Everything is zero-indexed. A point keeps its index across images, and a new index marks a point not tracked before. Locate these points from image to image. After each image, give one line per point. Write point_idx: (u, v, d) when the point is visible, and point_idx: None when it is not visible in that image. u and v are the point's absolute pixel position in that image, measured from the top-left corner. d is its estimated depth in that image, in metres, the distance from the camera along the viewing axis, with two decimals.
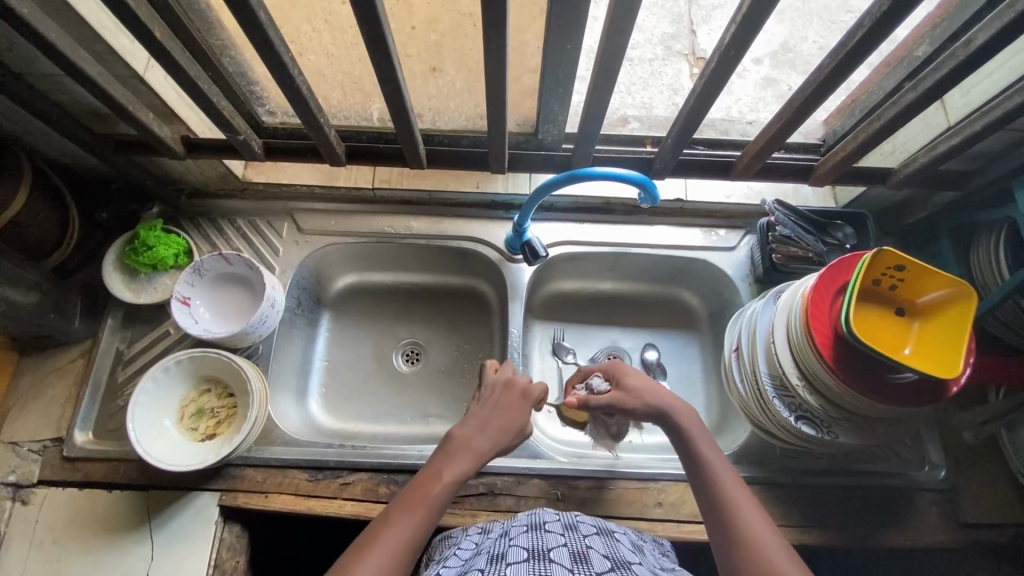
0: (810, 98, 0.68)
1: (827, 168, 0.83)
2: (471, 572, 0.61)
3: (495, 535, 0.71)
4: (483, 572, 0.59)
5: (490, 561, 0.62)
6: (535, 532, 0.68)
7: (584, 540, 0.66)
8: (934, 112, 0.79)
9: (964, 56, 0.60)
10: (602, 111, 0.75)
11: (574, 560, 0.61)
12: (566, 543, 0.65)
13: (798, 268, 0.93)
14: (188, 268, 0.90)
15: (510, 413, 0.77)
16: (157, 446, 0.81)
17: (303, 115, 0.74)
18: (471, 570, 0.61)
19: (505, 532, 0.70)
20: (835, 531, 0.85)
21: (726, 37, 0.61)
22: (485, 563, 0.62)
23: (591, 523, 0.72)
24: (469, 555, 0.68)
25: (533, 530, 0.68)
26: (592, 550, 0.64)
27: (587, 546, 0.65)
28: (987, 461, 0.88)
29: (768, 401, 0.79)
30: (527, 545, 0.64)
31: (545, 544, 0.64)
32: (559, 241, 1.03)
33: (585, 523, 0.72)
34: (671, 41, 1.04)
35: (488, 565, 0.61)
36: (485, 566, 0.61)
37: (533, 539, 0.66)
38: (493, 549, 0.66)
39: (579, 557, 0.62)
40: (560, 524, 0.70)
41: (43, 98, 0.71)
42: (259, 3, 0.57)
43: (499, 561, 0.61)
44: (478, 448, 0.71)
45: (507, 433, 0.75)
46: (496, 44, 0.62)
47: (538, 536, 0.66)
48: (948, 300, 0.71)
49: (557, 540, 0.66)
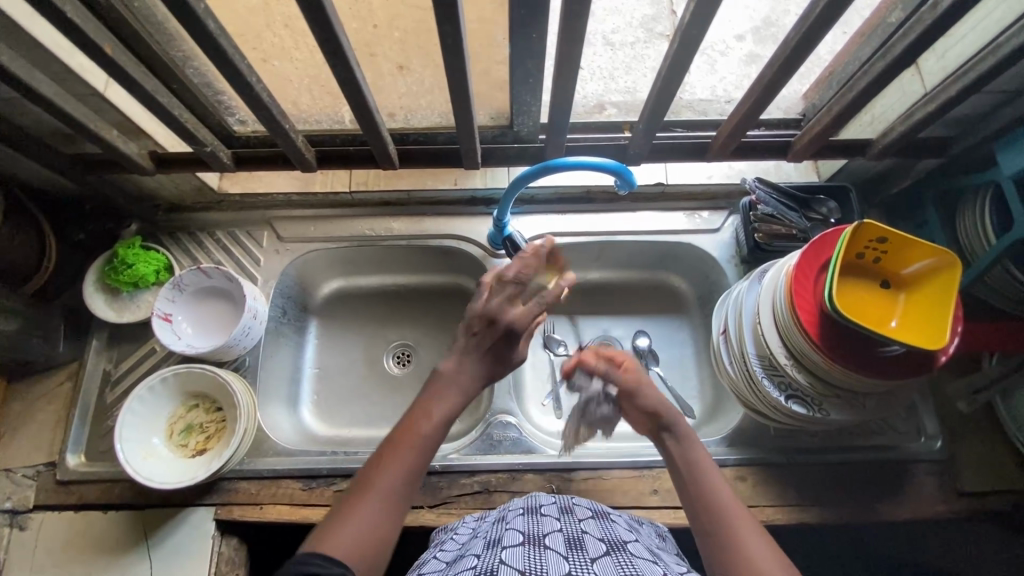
0: (779, 72, 0.67)
1: (805, 143, 0.82)
2: (465, 558, 0.61)
3: (491, 521, 0.71)
4: (478, 557, 0.59)
5: (486, 547, 0.61)
6: (531, 516, 0.68)
7: (579, 524, 0.66)
8: (910, 78, 0.78)
9: (932, 19, 0.59)
10: (571, 100, 0.74)
11: (569, 545, 0.60)
12: (562, 528, 0.65)
13: (781, 246, 0.91)
14: (167, 284, 0.89)
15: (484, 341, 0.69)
16: (147, 466, 0.81)
17: (269, 124, 0.73)
18: (467, 555, 0.61)
19: (501, 518, 0.70)
20: (835, 508, 0.84)
21: (687, 17, 0.60)
22: (481, 549, 0.62)
23: (587, 506, 0.72)
24: (465, 542, 0.68)
25: (529, 514, 0.69)
26: (587, 535, 0.64)
27: (582, 530, 0.65)
28: (984, 428, 0.88)
29: (757, 381, 0.79)
30: (523, 530, 0.64)
31: (540, 529, 0.64)
32: (541, 234, 1.01)
33: (581, 506, 0.72)
34: (651, 23, 1.00)
35: (485, 550, 0.61)
36: (481, 551, 0.61)
37: (529, 523, 0.66)
38: (489, 535, 0.66)
39: (575, 542, 0.61)
40: (555, 507, 0.71)
41: (3, 122, 0.70)
42: (208, 12, 0.56)
43: (495, 546, 0.61)
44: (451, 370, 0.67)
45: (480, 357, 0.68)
46: (454, 39, 0.60)
47: (534, 521, 0.66)
48: (934, 270, 0.70)
49: (552, 525, 0.65)
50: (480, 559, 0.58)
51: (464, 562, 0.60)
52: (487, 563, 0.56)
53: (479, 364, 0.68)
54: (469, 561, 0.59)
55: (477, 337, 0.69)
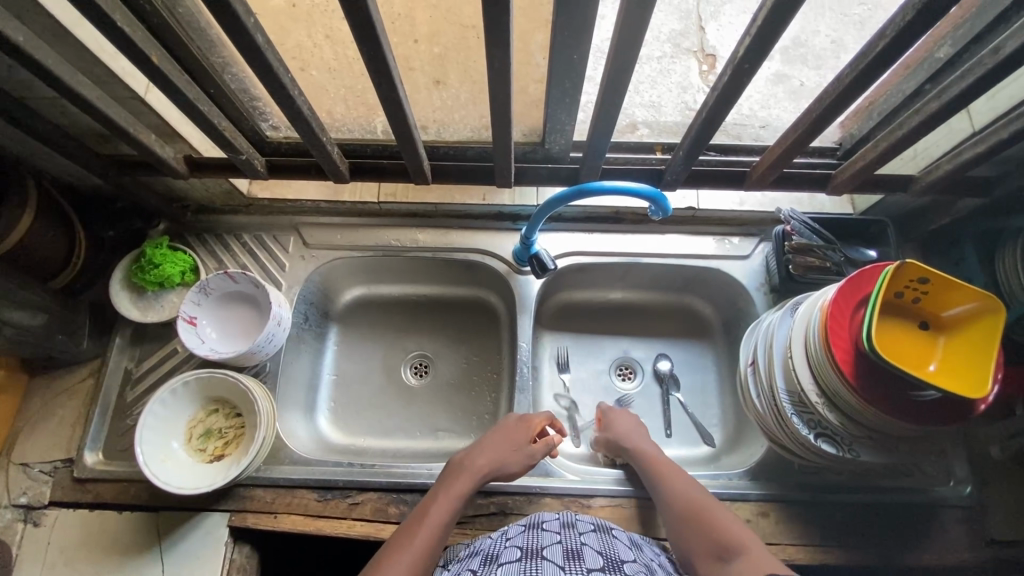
0: (829, 108, 0.65)
1: (846, 176, 0.80)
2: (464, 574, 0.64)
3: (496, 535, 0.72)
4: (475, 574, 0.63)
5: (483, 563, 0.64)
6: (532, 531, 0.69)
7: (579, 537, 0.67)
8: (958, 116, 0.76)
9: (994, 62, 0.57)
10: (611, 124, 0.73)
11: (567, 556, 0.62)
12: (562, 540, 0.66)
13: (815, 278, 0.90)
14: (194, 287, 0.89)
15: (518, 446, 0.79)
16: (165, 469, 0.81)
17: (306, 135, 0.72)
18: (466, 571, 0.64)
19: (503, 531, 0.71)
20: (858, 549, 0.82)
21: (740, 48, 0.59)
22: (479, 564, 0.65)
23: (588, 520, 0.71)
24: (468, 554, 0.70)
25: (529, 530, 0.69)
26: (586, 547, 0.64)
27: (581, 543, 0.65)
28: (1016, 476, 0.85)
29: (786, 417, 0.77)
30: (522, 545, 0.66)
31: (539, 542, 0.65)
32: (568, 252, 1.01)
33: (583, 521, 0.71)
34: (679, 37, 0.89)
35: (481, 566, 0.64)
36: (478, 568, 0.64)
37: (529, 537, 0.67)
38: (489, 549, 0.68)
39: (573, 554, 0.63)
40: (558, 523, 0.70)
41: (44, 122, 0.71)
42: (257, 26, 0.56)
43: (492, 563, 0.64)
44: (479, 466, 0.76)
45: (505, 456, 0.78)
46: (499, 60, 0.60)
47: (534, 535, 0.67)
48: (976, 315, 0.68)
49: (552, 538, 0.67)
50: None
51: None
52: None
53: (494, 459, 0.77)
54: None
55: (498, 435, 0.80)
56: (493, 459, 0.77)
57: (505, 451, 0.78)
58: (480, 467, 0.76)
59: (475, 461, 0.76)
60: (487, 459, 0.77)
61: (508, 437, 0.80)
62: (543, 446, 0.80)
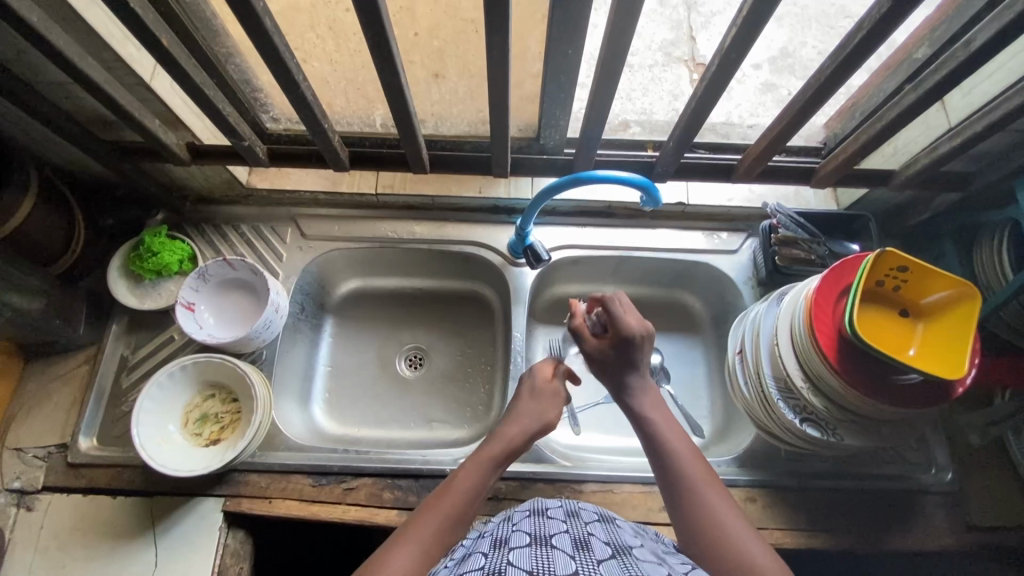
0: (810, 101, 0.69)
1: (828, 170, 0.84)
2: (472, 557, 0.61)
3: (496, 521, 0.72)
4: (484, 555, 0.59)
5: (492, 546, 0.61)
6: (537, 518, 0.68)
7: (585, 527, 0.66)
8: (935, 113, 0.80)
9: (965, 56, 0.61)
10: (603, 116, 0.76)
11: (575, 546, 0.61)
12: (568, 530, 0.65)
13: (800, 270, 0.93)
14: (192, 274, 0.90)
15: (543, 396, 0.78)
16: (161, 452, 0.81)
17: (308, 123, 0.74)
18: (473, 554, 0.61)
19: (507, 518, 0.70)
20: (843, 534, 0.84)
21: (726, 41, 0.62)
22: (487, 547, 0.62)
23: (592, 510, 0.72)
24: (471, 541, 0.68)
25: (535, 516, 0.68)
26: (593, 537, 0.64)
27: (588, 533, 0.65)
28: (995, 463, 0.88)
29: (772, 402, 0.79)
30: (529, 531, 0.64)
31: (547, 530, 0.64)
32: (562, 246, 1.03)
33: (586, 510, 0.71)
34: (670, 47, 1.05)
35: (491, 549, 0.61)
36: (487, 550, 0.61)
37: (536, 524, 0.66)
38: (496, 533, 0.66)
39: (581, 544, 0.62)
40: (562, 511, 0.70)
41: (51, 106, 0.72)
42: (265, 11, 0.58)
43: (501, 545, 0.61)
44: (512, 436, 0.72)
45: (542, 417, 0.76)
46: (498, 50, 0.62)
47: (540, 522, 0.66)
48: (953, 301, 0.71)
49: (558, 527, 0.66)
50: (488, 557, 0.58)
51: (471, 560, 0.60)
52: (495, 560, 0.56)
53: (531, 421, 0.75)
54: (476, 559, 0.59)
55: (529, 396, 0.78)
56: (530, 423, 0.74)
57: (541, 411, 0.76)
58: (512, 436, 0.72)
59: (509, 430, 0.73)
60: (521, 428, 0.73)
61: (537, 396, 0.78)
62: (561, 389, 0.80)
